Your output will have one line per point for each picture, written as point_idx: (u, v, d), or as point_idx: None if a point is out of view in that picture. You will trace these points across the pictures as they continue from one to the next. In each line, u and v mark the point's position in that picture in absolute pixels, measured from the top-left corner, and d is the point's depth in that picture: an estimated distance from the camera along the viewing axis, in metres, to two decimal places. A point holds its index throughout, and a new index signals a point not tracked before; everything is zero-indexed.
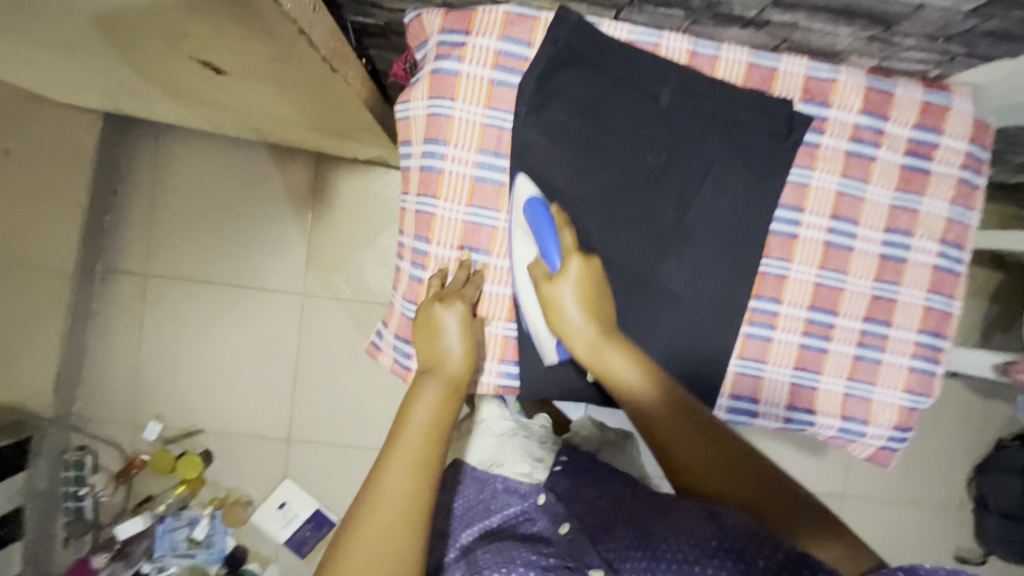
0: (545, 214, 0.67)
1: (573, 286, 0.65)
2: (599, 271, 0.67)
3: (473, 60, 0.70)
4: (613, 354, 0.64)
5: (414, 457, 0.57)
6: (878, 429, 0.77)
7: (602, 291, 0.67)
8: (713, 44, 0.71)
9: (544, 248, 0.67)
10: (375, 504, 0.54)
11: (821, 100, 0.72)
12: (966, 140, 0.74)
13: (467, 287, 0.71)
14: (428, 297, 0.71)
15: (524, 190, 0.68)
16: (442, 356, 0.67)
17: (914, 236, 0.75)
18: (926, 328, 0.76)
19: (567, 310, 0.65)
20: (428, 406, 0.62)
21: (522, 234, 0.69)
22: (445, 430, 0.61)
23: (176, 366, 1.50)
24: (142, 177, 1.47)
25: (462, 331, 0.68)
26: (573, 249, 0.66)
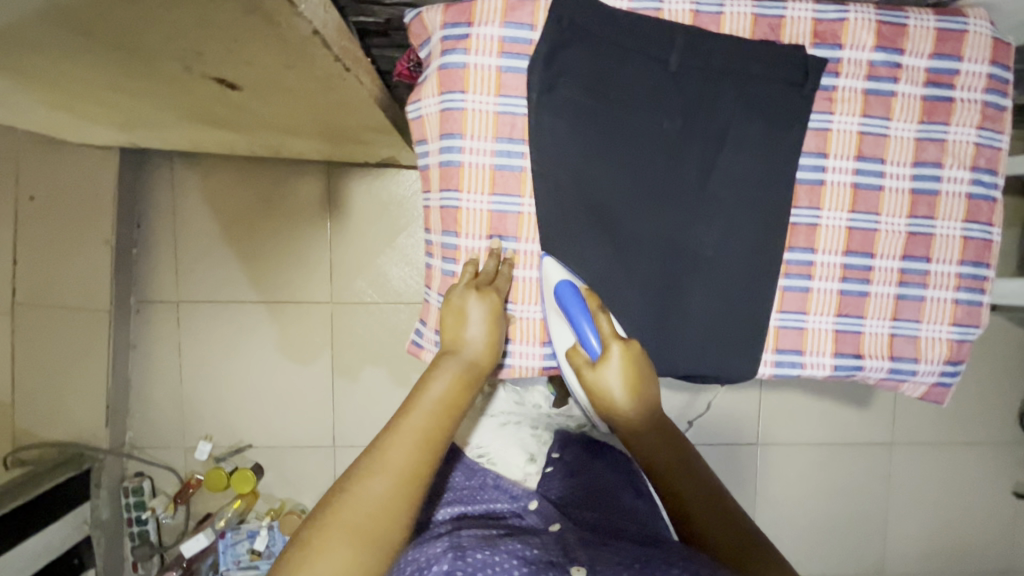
0: (577, 299, 0.68)
1: (616, 371, 0.67)
2: (640, 359, 0.67)
3: (479, 50, 0.70)
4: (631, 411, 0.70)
5: (420, 434, 0.60)
6: (930, 366, 0.76)
7: (643, 373, 0.68)
8: (715, 1, 0.71)
9: (580, 333, 0.69)
10: (378, 472, 0.56)
11: (832, 43, 0.72)
12: (987, 62, 0.72)
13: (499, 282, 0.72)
14: (462, 283, 0.71)
15: (554, 275, 0.70)
16: (463, 341, 0.68)
17: (944, 166, 0.73)
18: (967, 259, 0.75)
19: (603, 387, 0.68)
20: (443, 389, 0.64)
21: (557, 313, 0.71)
22: (453, 413, 0.64)
23: (218, 387, 1.54)
24: (162, 205, 1.49)
25: (489, 324, 0.69)
26: (614, 337, 0.67)
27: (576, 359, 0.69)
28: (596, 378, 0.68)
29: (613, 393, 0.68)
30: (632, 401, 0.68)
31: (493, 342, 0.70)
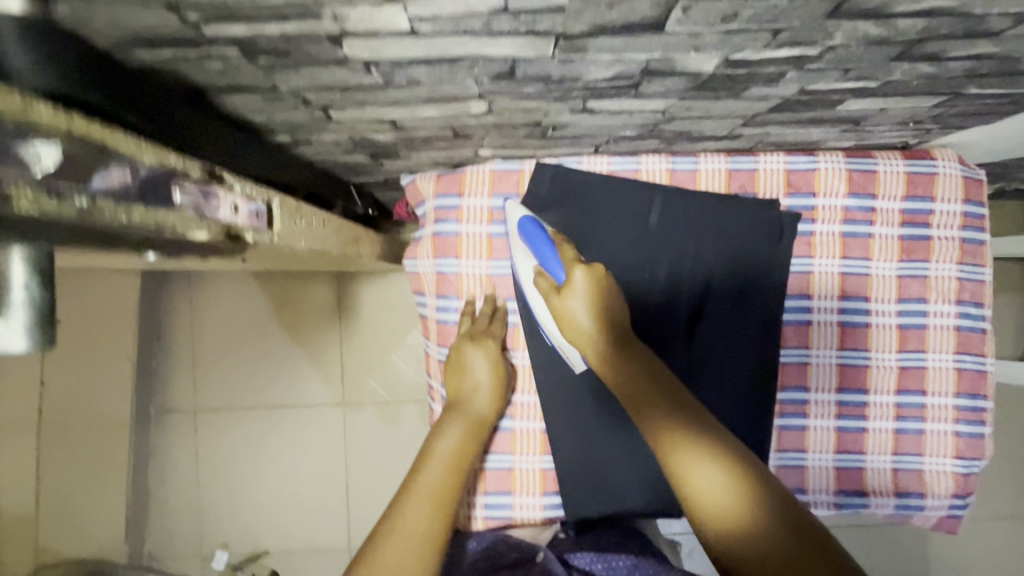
0: (540, 233, 0.68)
1: (581, 298, 0.63)
2: (604, 278, 0.64)
3: (470, 219, 0.75)
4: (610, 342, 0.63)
5: (432, 492, 0.63)
6: (937, 500, 0.76)
7: (610, 299, 0.64)
8: (690, 159, 0.75)
9: (544, 263, 0.67)
10: (393, 533, 0.58)
11: (806, 191, 0.75)
12: (960, 201, 0.75)
13: (494, 326, 0.74)
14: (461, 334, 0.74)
15: (515, 214, 0.71)
16: (467, 394, 0.71)
17: (929, 301, 0.76)
18: (963, 391, 0.76)
19: (570, 317, 0.64)
20: (452, 442, 0.68)
21: (522, 250, 0.70)
22: (465, 466, 0.67)
23: (235, 493, 1.55)
24: (181, 318, 1.56)
25: (491, 370, 0.72)
26: (577, 261, 0.64)
27: (540, 285, 0.66)
28: (564, 309, 0.64)
29: (586, 333, 0.63)
30: (609, 338, 0.63)
31: (499, 385, 0.72)
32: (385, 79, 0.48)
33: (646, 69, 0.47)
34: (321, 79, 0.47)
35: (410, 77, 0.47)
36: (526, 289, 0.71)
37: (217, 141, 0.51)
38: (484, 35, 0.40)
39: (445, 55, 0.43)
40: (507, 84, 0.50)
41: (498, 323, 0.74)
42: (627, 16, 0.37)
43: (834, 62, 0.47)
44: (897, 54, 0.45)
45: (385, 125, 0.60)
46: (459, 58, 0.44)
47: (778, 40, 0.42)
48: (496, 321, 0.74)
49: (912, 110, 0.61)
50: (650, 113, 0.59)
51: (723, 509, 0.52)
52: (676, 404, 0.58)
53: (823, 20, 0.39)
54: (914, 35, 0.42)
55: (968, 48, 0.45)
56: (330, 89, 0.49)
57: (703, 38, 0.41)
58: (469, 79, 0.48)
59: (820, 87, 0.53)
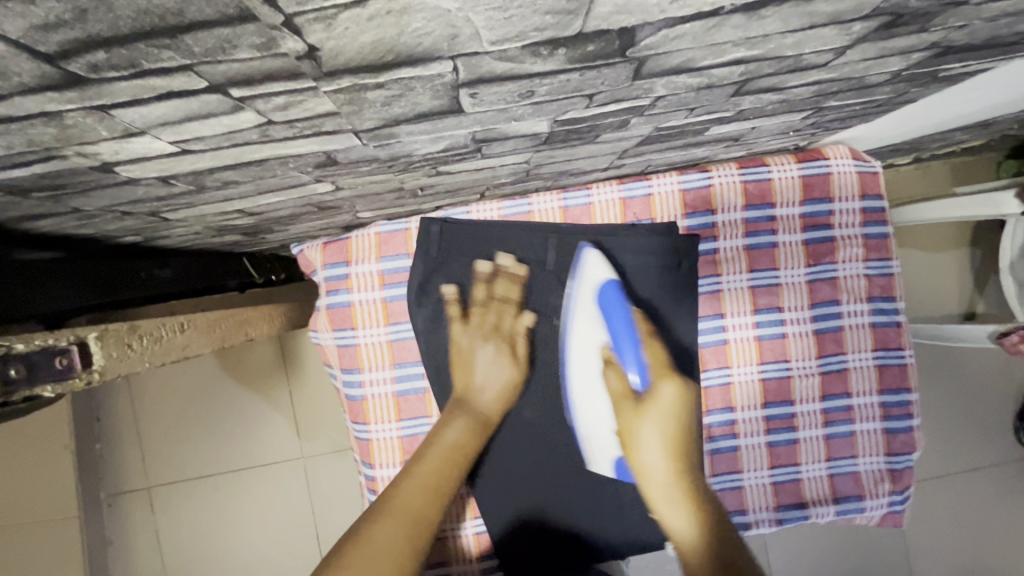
0: (622, 312, 0.69)
1: (657, 425, 0.67)
2: (691, 401, 0.69)
3: (361, 286, 0.71)
4: (648, 435, 0.67)
5: (429, 478, 0.61)
6: (877, 500, 0.75)
7: (687, 428, 0.68)
8: (582, 192, 0.72)
9: (623, 357, 0.69)
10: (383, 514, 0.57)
11: (703, 209, 0.73)
12: (857, 198, 0.74)
13: (506, 321, 0.70)
14: (471, 326, 0.69)
15: (596, 272, 0.69)
16: (474, 393, 0.68)
17: (841, 302, 0.74)
18: (887, 387, 0.75)
19: (640, 438, 0.67)
20: (456, 434, 0.65)
21: (593, 319, 0.69)
22: (466, 459, 0.65)
23: (204, 568, 1.48)
24: (120, 396, 1.49)
25: (497, 373, 0.68)
26: (665, 376, 0.69)
27: (611, 380, 0.69)
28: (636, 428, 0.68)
29: (653, 462, 0.66)
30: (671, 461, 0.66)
31: (506, 389, 0.69)
32: (198, 185, 0.44)
33: (477, 138, 0.44)
34: (125, 197, 0.43)
35: (223, 179, 0.43)
36: (575, 351, 0.70)
37: (31, 277, 0.49)
38: (271, 141, 0.36)
39: (244, 160, 0.40)
40: (336, 169, 0.46)
41: (510, 314, 0.70)
42: (413, 108, 0.34)
43: (672, 105, 0.44)
44: (735, 91, 0.43)
45: (234, 214, 0.56)
46: (263, 160, 0.40)
47: (598, 100, 0.39)
48: (508, 312, 0.70)
49: (783, 123, 0.59)
50: (513, 165, 0.56)
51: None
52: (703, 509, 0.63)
53: (631, 81, 0.36)
54: (738, 77, 0.40)
55: (805, 77, 0.43)
56: (144, 201, 0.45)
57: (514, 112, 0.38)
58: (291, 172, 0.45)
59: (675, 124, 0.51)
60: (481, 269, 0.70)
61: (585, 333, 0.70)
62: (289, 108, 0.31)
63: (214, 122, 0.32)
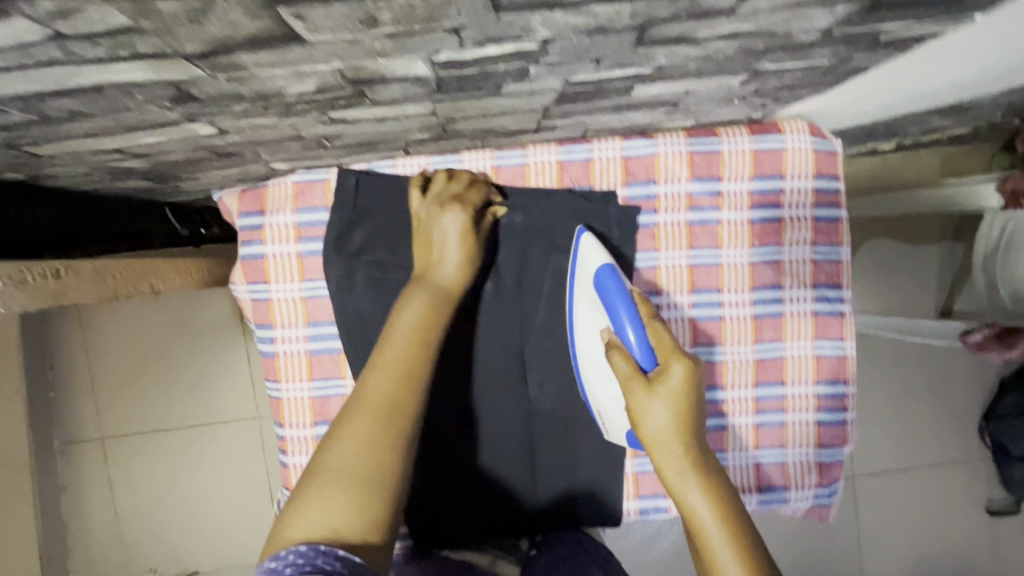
0: (619, 291, 0.59)
1: (670, 402, 0.52)
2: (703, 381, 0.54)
3: (275, 239, 0.67)
4: (659, 413, 0.53)
5: (398, 361, 0.53)
6: (801, 491, 0.73)
7: (700, 407, 0.54)
8: (517, 151, 0.68)
9: (616, 324, 0.58)
10: (355, 412, 0.50)
11: (645, 179, 0.68)
12: (811, 177, 0.69)
13: (471, 193, 0.64)
14: (430, 196, 0.63)
15: (594, 256, 0.63)
16: (434, 266, 0.60)
17: (783, 287, 0.70)
18: (824, 378, 0.71)
19: (648, 419, 0.53)
20: (415, 313, 0.56)
21: (595, 302, 0.62)
22: (434, 336, 0.56)
23: (159, 517, 1.50)
24: (74, 345, 1.47)
25: (462, 240, 0.61)
26: (674, 353, 0.54)
27: (616, 359, 0.56)
28: (642, 405, 0.53)
29: (664, 439, 0.53)
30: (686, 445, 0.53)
31: (469, 259, 0.62)
32: (39, 114, 0.39)
33: (350, 78, 0.40)
34: None
35: (64, 108, 0.39)
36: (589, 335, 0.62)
37: None
38: (85, 62, 0.32)
39: (73, 86, 0.35)
40: (202, 105, 0.42)
41: (475, 189, 0.64)
42: (235, 29, 0.30)
43: (570, 52, 0.40)
44: (637, 39, 0.39)
45: (116, 153, 0.52)
46: (100, 88, 0.36)
47: (470, 38, 0.35)
48: (474, 186, 0.64)
49: (722, 88, 0.55)
50: (420, 117, 0.52)
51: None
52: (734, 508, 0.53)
53: (495, 13, 0.32)
54: (632, 19, 0.35)
55: (716, 27, 0.38)
56: None
57: (371, 44, 0.34)
58: (147, 105, 0.41)
59: (587, 78, 0.46)
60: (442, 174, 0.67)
61: (593, 319, 0.62)
62: (71, 16, 0.27)
63: None
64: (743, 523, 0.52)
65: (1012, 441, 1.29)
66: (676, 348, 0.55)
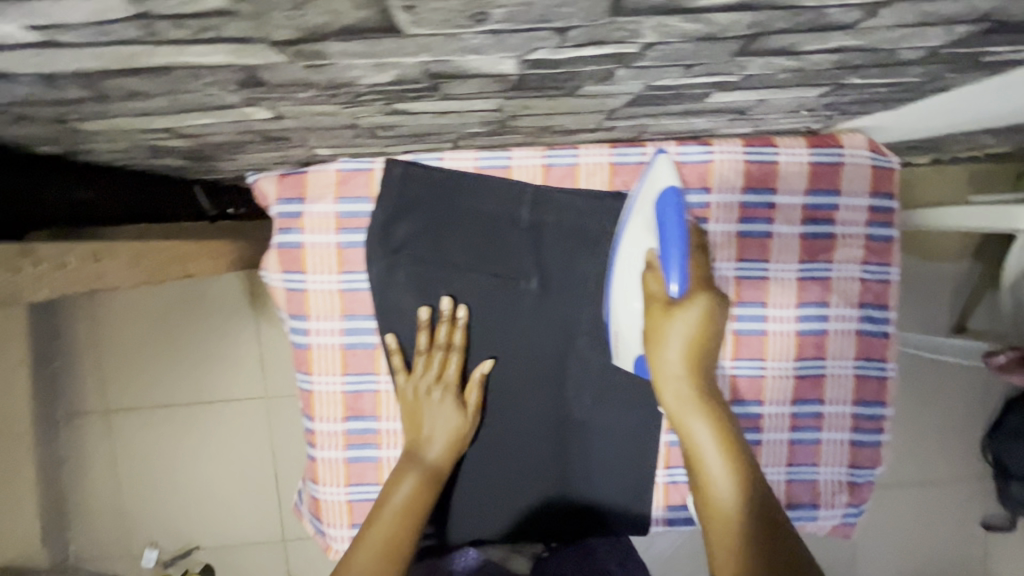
0: (676, 213, 0.57)
1: (683, 327, 0.54)
2: (720, 315, 0.55)
3: (314, 229, 0.65)
4: (673, 338, 0.54)
5: (388, 530, 0.57)
6: (830, 510, 0.72)
7: (712, 342, 0.55)
8: (569, 151, 0.65)
9: (663, 258, 0.56)
10: (358, 551, 0.55)
11: (699, 186, 0.66)
12: (867, 194, 0.68)
13: (449, 369, 0.65)
14: (416, 377, 0.65)
15: (662, 177, 0.60)
16: (423, 445, 0.64)
17: (829, 305, 0.69)
18: (862, 399, 0.71)
19: (662, 340, 0.55)
20: (405, 493, 0.60)
21: (642, 224, 0.59)
22: (423, 516, 0.60)
23: (161, 491, 1.49)
24: (79, 315, 1.44)
25: (447, 424, 0.64)
26: (704, 290, 0.55)
27: (649, 284, 0.57)
28: (660, 326, 0.55)
29: (672, 363, 0.54)
30: (692, 380, 0.54)
31: (456, 438, 0.64)
32: (97, 92, 0.37)
33: (430, 72, 0.37)
34: (8, 95, 0.36)
35: (124, 87, 0.36)
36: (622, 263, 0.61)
37: None
38: (163, 43, 0.30)
39: (142, 66, 0.33)
40: (267, 90, 0.39)
41: (455, 363, 0.65)
42: (334, 17, 0.28)
43: (666, 58, 0.37)
44: (739, 48, 0.36)
45: (162, 133, 0.49)
46: (169, 69, 0.34)
47: (573, 38, 0.33)
48: (454, 360, 0.65)
49: (797, 99, 0.52)
50: (484, 112, 0.49)
51: (727, 522, 0.50)
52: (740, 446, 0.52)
53: (610, 17, 0.30)
54: (746, 29, 0.33)
55: (824, 41, 0.36)
56: (37, 103, 0.39)
57: (469, 40, 0.32)
58: (211, 87, 0.38)
59: (669, 83, 0.44)
60: (444, 308, 0.64)
61: (630, 239, 0.60)
62: None
63: (72, 5, 0.25)
64: (747, 468, 0.51)
65: (1011, 459, 1.29)
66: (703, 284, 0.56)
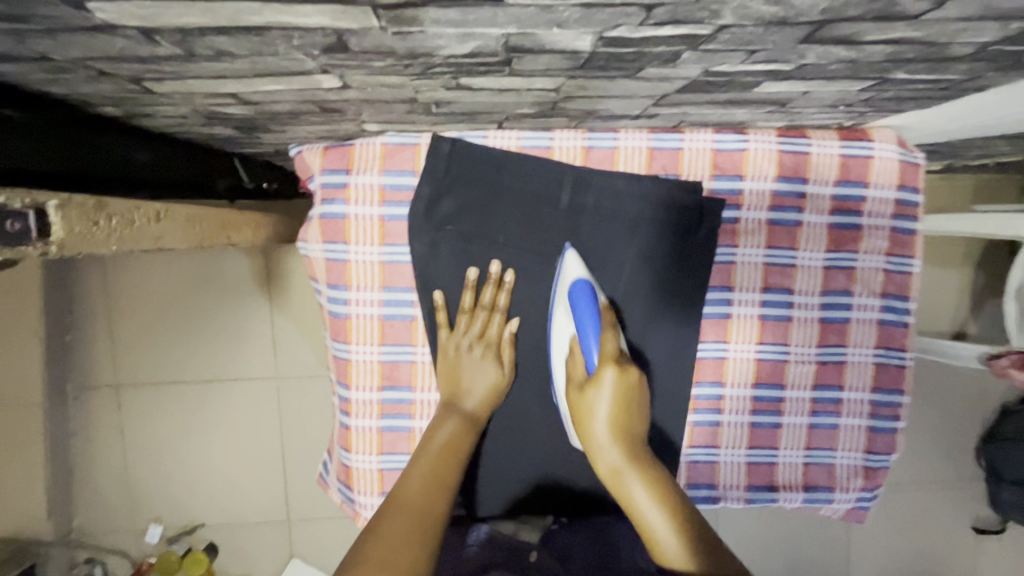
0: (590, 302, 0.63)
1: (605, 398, 0.60)
2: (633, 383, 0.62)
3: (359, 199, 0.67)
4: (601, 404, 0.60)
5: (432, 469, 0.59)
6: (845, 493, 0.76)
7: (634, 409, 0.62)
8: (609, 134, 0.68)
9: (583, 345, 0.62)
10: (405, 483, 0.58)
11: (733, 174, 0.69)
12: (894, 187, 0.70)
13: (491, 328, 0.68)
14: (457, 333, 0.67)
15: (571, 270, 0.65)
16: (462, 396, 0.66)
17: (854, 294, 0.72)
18: (880, 386, 0.74)
19: (591, 416, 0.60)
20: (448, 433, 0.63)
21: (562, 310, 0.64)
22: (462, 458, 0.62)
23: (168, 468, 1.50)
24: (93, 289, 1.45)
25: (487, 378, 0.67)
26: (612, 359, 0.61)
27: (573, 368, 0.63)
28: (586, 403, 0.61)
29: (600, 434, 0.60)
30: (621, 446, 0.60)
31: (494, 391, 0.67)
32: (186, 50, 0.38)
33: (509, 45, 0.39)
34: (103, 49, 0.37)
35: (214, 47, 0.38)
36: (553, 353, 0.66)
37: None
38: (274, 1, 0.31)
39: (242, 25, 0.34)
40: (347, 57, 0.41)
41: (497, 323, 0.68)
42: None
43: (733, 42, 0.39)
44: (804, 36, 0.38)
45: (228, 99, 0.50)
46: (265, 29, 0.35)
47: (656, 16, 0.34)
48: (495, 319, 0.68)
49: (838, 93, 0.54)
50: (541, 91, 0.51)
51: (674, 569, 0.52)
52: (679, 506, 0.55)
53: None
54: (817, 15, 0.35)
55: (885, 32, 0.38)
56: (125, 60, 0.40)
57: (560, 13, 0.33)
58: (295, 52, 0.40)
59: (725, 69, 0.46)
60: (492, 270, 0.67)
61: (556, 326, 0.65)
62: None
63: None
64: (685, 512, 0.55)
65: (1004, 466, 1.33)
66: (618, 356, 0.62)
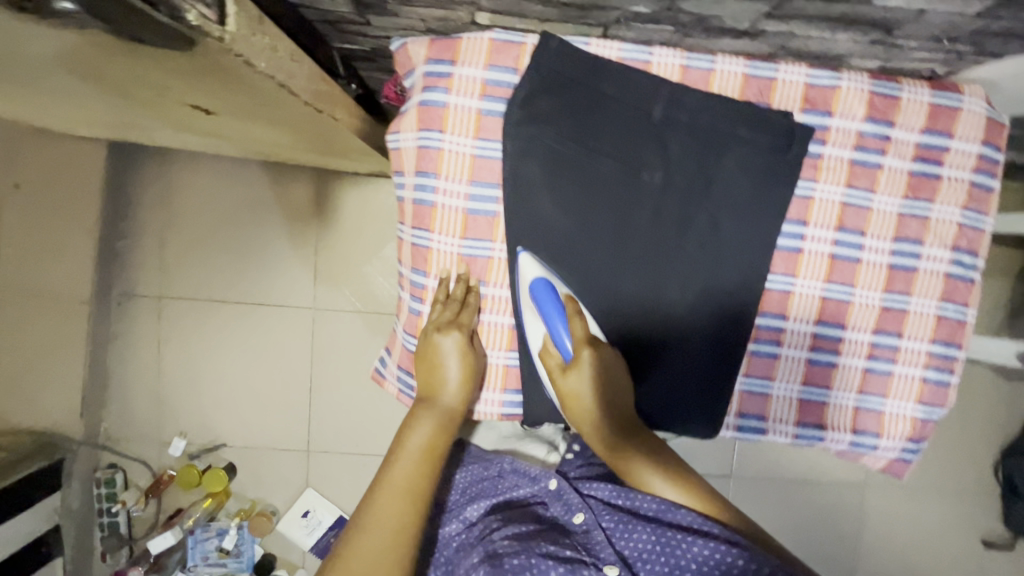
0: (551, 297, 0.67)
1: (585, 377, 0.66)
2: (610, 359, 0.67)
3: (460, 91, 0.69)
4: (586, 393, 0.66)
5: (406, 481, 0.64)
6: (891, 441, 0.76)
7: (614, 371, 0.67)
8: (706, 57, 0.69)
9: (553, 333, 0.68)
10: (384, 490, 0.63)
11: (823, 108, 0.70)
12: (978, 142, 0.71)
13: (464, 315, 0.71)
14: (431, 322, 0.71)
15: (528, 270, 0.68)
16: (438, 389, 0.70)
17: (924, 244, 0.72)
18: (939, 338, 0.74)
19: (575, 394, 0.67)
20: (424, 434, 0.68)
21: (529, 309, 0.69)
22: (439, 455, 0.68)
23: (198, 383, 1.53)
24: (150, 200, 1.49)
25: (461, 360, 0.70)
26: (585, 341, 0.66)
27: (550, 361, 0.69)
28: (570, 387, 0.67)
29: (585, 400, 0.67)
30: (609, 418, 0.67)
31: (468, 378, 0.71)
32: None
33: None
34: None
35: None
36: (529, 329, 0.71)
37: None
38: None
39: None
40: None
41: (469, 311, 0.71)
42: None
43: None
44: None
45: None
46: None
47: None
48: (467, 309, 0.71)
49: (952, 15, 0.56)
50: None
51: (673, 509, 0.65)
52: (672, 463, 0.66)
53: None
54: None
55: None
56: None
57: None
58: None
59: None
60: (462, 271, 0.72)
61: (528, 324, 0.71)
62: None
63: None
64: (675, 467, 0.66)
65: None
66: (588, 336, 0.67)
